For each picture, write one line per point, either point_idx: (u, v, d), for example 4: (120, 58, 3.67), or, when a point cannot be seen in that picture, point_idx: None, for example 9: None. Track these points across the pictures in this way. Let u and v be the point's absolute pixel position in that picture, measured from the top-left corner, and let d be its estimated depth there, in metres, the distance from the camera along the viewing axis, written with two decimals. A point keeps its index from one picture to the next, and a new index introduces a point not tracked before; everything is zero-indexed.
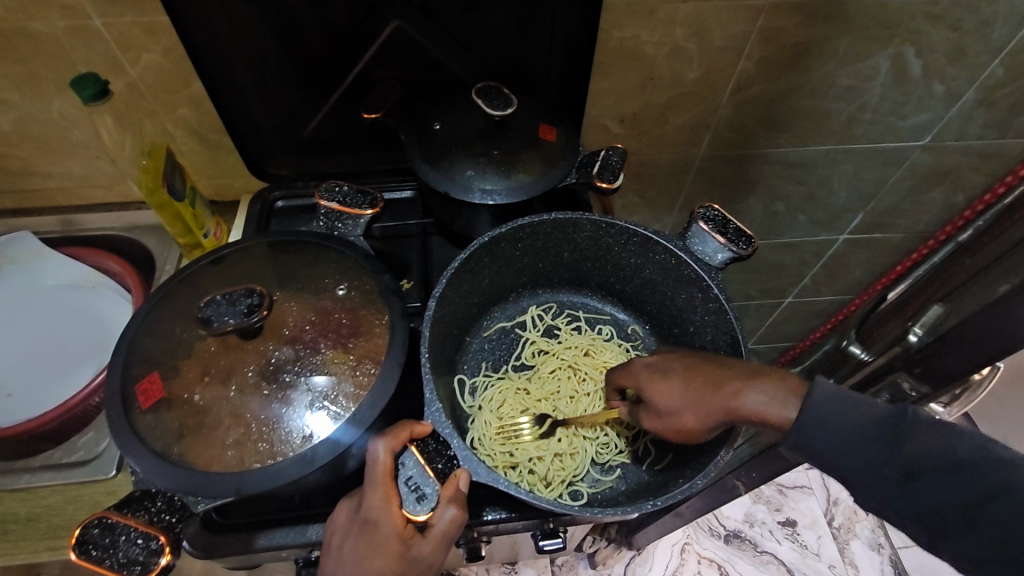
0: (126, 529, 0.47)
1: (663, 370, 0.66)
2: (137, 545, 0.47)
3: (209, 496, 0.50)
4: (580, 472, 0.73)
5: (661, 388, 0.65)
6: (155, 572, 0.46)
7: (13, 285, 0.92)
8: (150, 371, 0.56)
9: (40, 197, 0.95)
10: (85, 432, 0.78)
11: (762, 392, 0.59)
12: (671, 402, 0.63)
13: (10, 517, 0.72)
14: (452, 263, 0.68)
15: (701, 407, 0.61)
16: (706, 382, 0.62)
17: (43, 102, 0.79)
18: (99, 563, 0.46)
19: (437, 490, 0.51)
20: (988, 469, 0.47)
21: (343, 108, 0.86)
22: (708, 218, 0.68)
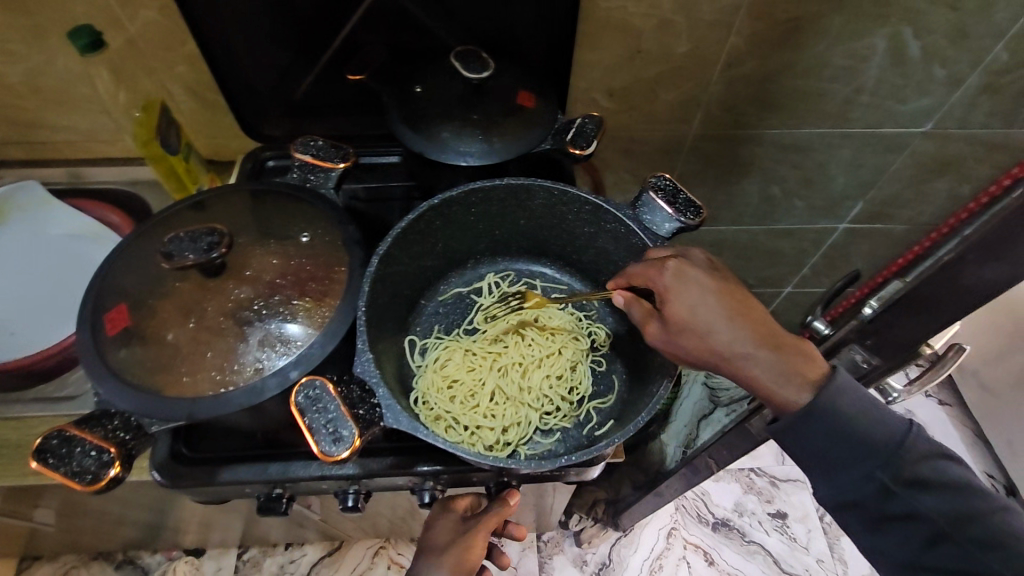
0: (82, 441, 0.51)
1: (687, 288, 0.61)
2: (90, 457, 0.51)
3: (162, 419, 0.53)
4: (513, 436, 0.68)
5: (682, 303, 0.60)
6: (102, 483, 0.50)
7: (20, 231, 0.97)
8: (119, 303, 0.59)
9: (48, 149, 1.00)
10: (77, 370, 0.83)
11: (773, 364, 0.58)
12: (689, 319, 0.60)
13: (4, 443, 0.77)
14: (399, 223, 0.64)
15: (715, 348, 0.59)
16: (732, 325, 0.60)
17: (47, 55, 0.83)
18: (54, 470, 0.50)
19: (353, 434, 0.51)
20: (932, 517, 0.56)
21: (333, 72, 0.88)
22: (658, 187, 0.65)
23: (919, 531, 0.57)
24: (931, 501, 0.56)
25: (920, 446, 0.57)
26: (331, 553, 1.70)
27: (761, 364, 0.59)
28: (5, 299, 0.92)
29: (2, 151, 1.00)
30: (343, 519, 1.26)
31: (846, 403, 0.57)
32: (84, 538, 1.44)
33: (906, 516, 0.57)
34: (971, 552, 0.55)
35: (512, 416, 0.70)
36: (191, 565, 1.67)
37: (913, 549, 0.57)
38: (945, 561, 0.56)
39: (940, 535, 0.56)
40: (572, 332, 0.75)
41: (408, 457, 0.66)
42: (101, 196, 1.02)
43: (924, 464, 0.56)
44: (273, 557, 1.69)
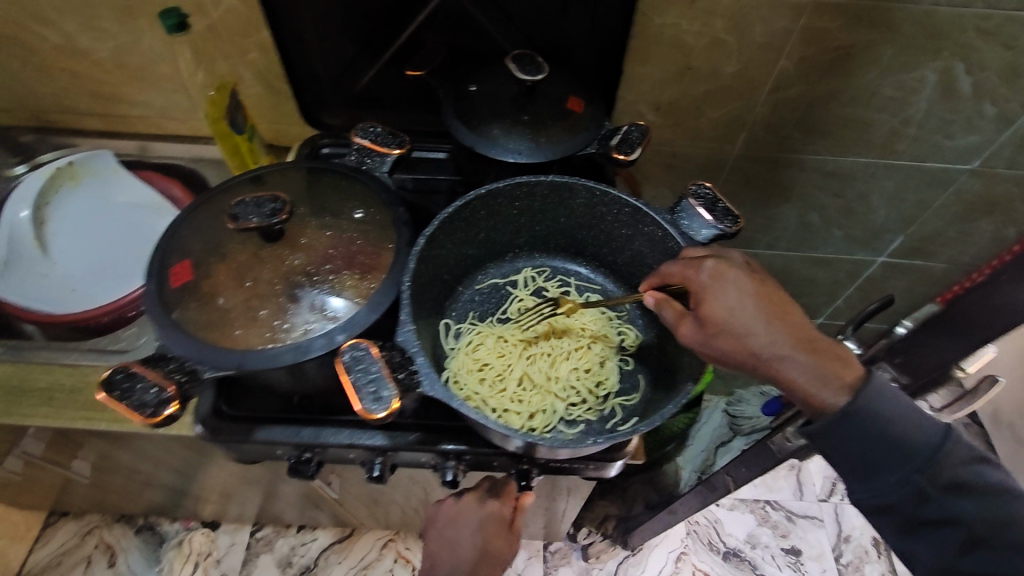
0: (143, 379, 0.55)
1: (725, 289, 0.62)
2: (150, 393, 0.54)
3: (214, 367, 0.57)
4: (538, 424, 0.69)
5: (719, 303, 0.62)
6: (161, 419, 0.53)
7: (90, 195, 1.04)
8: (183, 259, 0.63)
9: (125, 123, 1.09)
10: (129, 327, 0.89)
11: (810, 366, 0.59)
12: (724, 319, 0.61)
13: (58, 386, 0.82)
14: (446, 209, 0.68)
15: (751, 348, 0.60)
16: (769, 326, 0.60)
17: (135, 35, 0.93)
18: (118, 402, 0.54)
19: (393, 395, 0.53)
20: (972, 523, 0.55)
21: (393, 68, 0.93)
22: (698, 196, 0.67)
23: (956, 537, 0.56)
24: (970, 506, 0.55)
25: (961, 452, 0.56)
26: (342, 540, 1.73)
27: (798, 366, 0.59)
28: (69, 254, 0.99)
29: (84, 121, 1.09)
30: (358, 504, 1.29)
31: (882, 405, 0.57)
32: (110, 497, 1.50)
33: (943, 521, 0.56)
34: (1009, 559, 0.53)
35: (540, 405, 0.71)
36: (206, 537, 1.72)
37: (949, 556, 0.56)
38: (982, 567, 0.55)
39: (974, 541, 0.55)
40: (602, 330, 0.77)
41: (433, 435, 0.68)
42: (166, 170, 1.11)
43: (962, 469, 0.56)
44: (285, 538, 1.73)
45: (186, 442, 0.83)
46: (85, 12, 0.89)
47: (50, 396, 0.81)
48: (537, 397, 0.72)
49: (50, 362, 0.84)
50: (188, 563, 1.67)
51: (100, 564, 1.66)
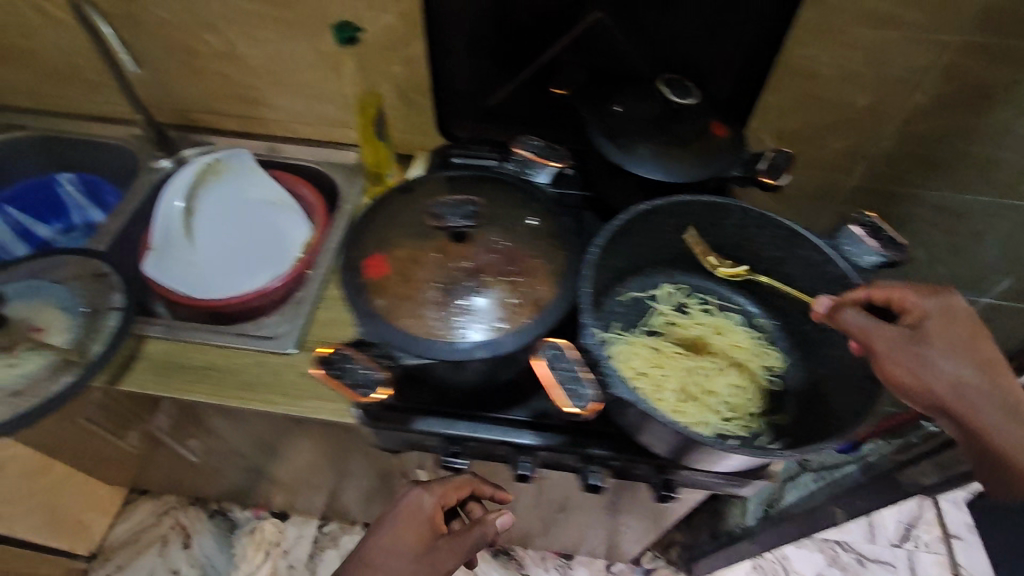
0: (357, 362, 0.66)
1: (949, 322, 0.64)
2: (363, 375, 0.66)
3: (413, 353, 0.62)
4: (706, 434, 0.67)
5: (944, 331, 0.63)
6: (374, 397, 0.64)
7: (227, 190, 1.10)
8: (375, 252, 0.68)
9: (260, 125, 1.17)
10: (272, 316, 0.93)
11: (1014, 419, 0.61)
12: (944, 345, 0.62)
13: (202, 365, 0.86)
14: (613, 222, 0.72)
15: (970, 381, 0.61)
16: (983, 370, 0.62)
17: (290, 45, 1.00)
18: (337, 381, 0.65)
19: (590, 393, 0.64)
20: None
21: (527, 86, 0.96)
22: (864, 223, 0.71)
23: None
24: None
25: None
26: None
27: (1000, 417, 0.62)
28: (210, 244, 1.06)
29: (222, 122, 1.17)
30: None
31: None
32: (196, 479, 1.57)
33: None
34: None
35: (699, 417, 0.70)
36: (276, 527, 1.76)
37: None
38: None
39: None
40: (748, 350, 0.77)
41: (580, 439, 0.71)
42: (294, 170, 1.17)
43: None
44: (350, 534, 1.76)
45: (316, 429, 0.87)
46: (249, 22, 0.97)
47: (203, 375, 0.85)
48: (695, 410, 0.70)
49: (205, 344, 0.87)
50: (259, 551, 1.72)
51: (175, 544, 1.72)
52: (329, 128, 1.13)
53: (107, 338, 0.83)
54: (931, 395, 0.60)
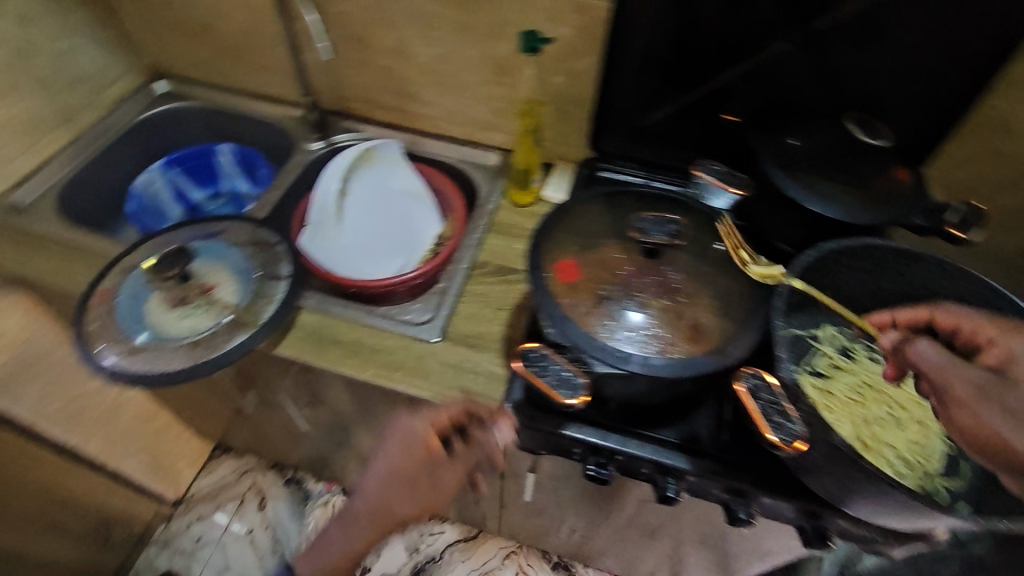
0: (557, 362, 0.69)
1: None
2: (562, 375, 0.68)
3: (603, 360, 0.64)
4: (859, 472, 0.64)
5: None
6: (576, 400, 0.66)
7: (373, 179, 1.16)
8: (564, 257, 0.74)
9: (411, 119, 1.23)
10: (415, 302, 0.99)
11: None
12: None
13: (349, 339, 0.90)
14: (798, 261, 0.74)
15: None
16: None
17: (461, 47, 1.05)
18: (540, 377, 0.68)
19: (801, 428, 0.63)
20: None
21: (690, 109, 0.96)
22: None
23: None
24: None
25: None
26: (467, 540, 1.76)
27: None
28: (353, 227, 1.12)
29: (376, 112, 1.24)
30: (524, 509, 1.32)
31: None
32: (284, 446, 1.63)
33: None
34: None
35: (881, 462, 0.69)
36: None
37: None
38: None
39: None
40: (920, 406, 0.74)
41: (733, 471, 0.69)
42: (436, 166, 1.22)
43: None
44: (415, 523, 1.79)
45: (448, 415, 0.89)
46: (429, 21, 1.03)
47: (353, 349, 0.89)
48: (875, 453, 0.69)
49: (354, 322, 0.92)
50: None
51: (252, 504, 1.79)
52: (477, 129, 1.19)
53: (274, 303, 0.89)
54: (1004, 440, 0.51)
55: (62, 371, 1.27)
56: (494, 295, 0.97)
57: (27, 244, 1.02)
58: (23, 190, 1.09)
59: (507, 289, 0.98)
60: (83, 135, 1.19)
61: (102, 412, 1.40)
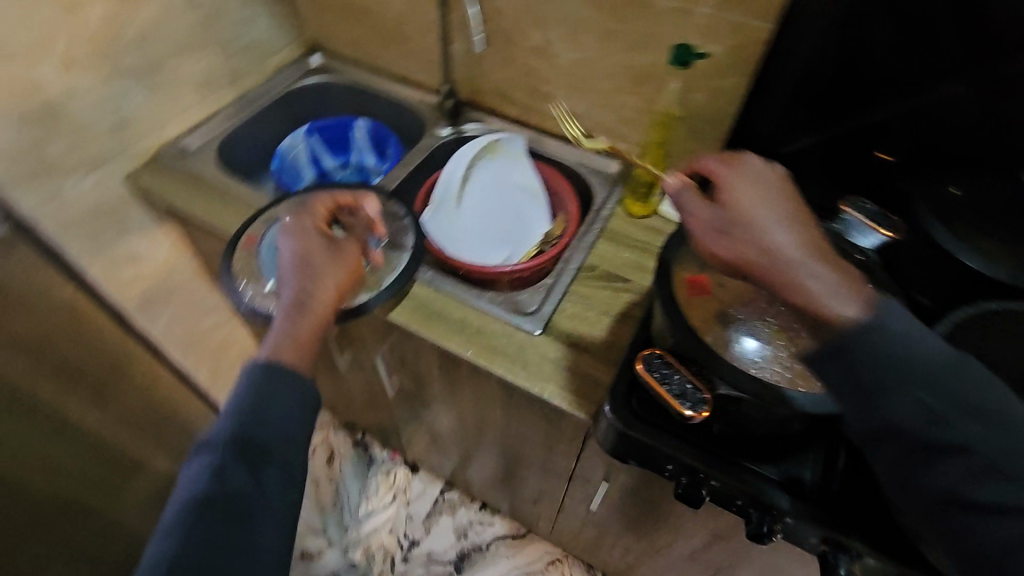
0: (682, 375, 0.72)
1: (752, 183, 0.63)
2: (687, 386, 0.71)
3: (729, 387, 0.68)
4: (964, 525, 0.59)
5: (733, 183, 0.64)
6: (702, 412, 0.69)
7: (494, 169, 1.20)
8: (694, 270, 0.76)
9: (538, 118, 1.26)
10: (522, 292, 1.00)
11: (830, 277, 0.56)
12: (747, 214, 0.61)
13: (457, 318, 0.95)
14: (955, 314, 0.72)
15: (773, 242, 0.58)
16: (769, 227, 0.59)
17: (603, 54, 1.07)
18: (660, 384, 0.72)
19: None
20: None
21: (836, 142, 0.93)
22: None
23: None
24: None
25: None
26: (516, 537, 1.77)
27: (818, 275, 0.56)
28: (467, 212, 1.16)
29: (506, 107, 1.29)
30: (584, 517, 1.31)
31: (889, 322, 0.55)
32: (360, 409, 1.72)
33: None
34: None
35: None
36: (405, 475, 1.87)
37: None
38: None
39: None
40: None
41: (837, 521, 0.67)
42: (555, 166, 1.25)
43: None
44: (468, 509, 1.82)
45: (539, 404, 0.91)
46: (577, 25, 1.06)
47: (458, 327, 0.94)
48: None
49: (463, 302, 0.97)
50: (388, 491, 1.84)
51: (321, 458, 1.90)
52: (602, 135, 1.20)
53: (396, 271, 0.94)
54: (796, 287, 0.56)
55: (188, 302, 1.40)
56: (599, 301, 0.98)
57: (187, 185, 1.14)
58: (191, 136, 1.21)
59: (613, 297, 0.99)
60: (245, 95, 1.31)
61: (214, 345, 1.54)
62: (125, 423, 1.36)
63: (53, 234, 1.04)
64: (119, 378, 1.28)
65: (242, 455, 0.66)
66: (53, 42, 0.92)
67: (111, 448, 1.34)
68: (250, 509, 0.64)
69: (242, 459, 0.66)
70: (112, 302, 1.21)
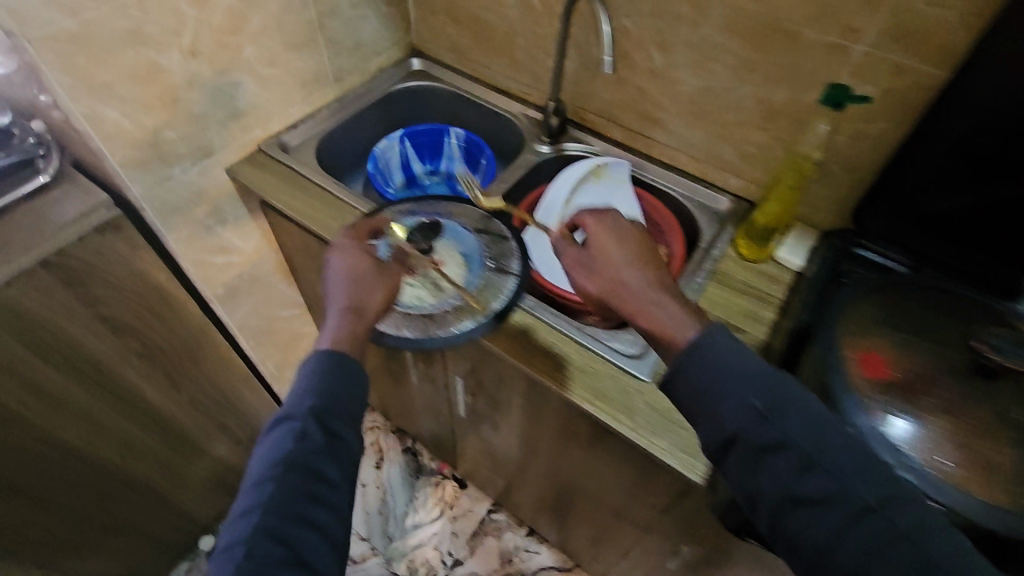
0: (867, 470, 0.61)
1: (603, 230, 0.82)
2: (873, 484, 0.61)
3: None
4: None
5: (596, 236, 0.82)
6: None
7: (595, 192, 1.15)
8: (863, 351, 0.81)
9: (645, 144, 1.20)
10: (624, 331, 0.93)
11: (667, 307, 0.74)
12: (599, 247, 0.81)
13: (559, 355, 0.89)
14: None
15: (614, 278, 0.78)
16: (621, 272, 0.78)
17: (735, 84, 1.00)
18: None
19: None
20: None
21: (1001, 207, 0.82)
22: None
23: None
24: None
25: None
26: (562, 569, 1.71)
27: (666, 311, 0.74)
28: (565, 235, 1.11)
29: (611, 130, 1.23)
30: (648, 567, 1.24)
31: (713, 347, 0.70)
32: (418, 419, 1.69)
33: None
34: None
35: None
36: (453, 490, 1.84)
37: None
38: None
39: None
40: None
41: None
42: (659, 196, 1.19)
43: None
44: (514, 533, 1.77)
45: (638, 454, 0.85)
46: (710, 53, 0.99)
47: (560, 364, 0.88)
48: None
49: (566, 338, 0.91)
50: (436, 506, 1.81)
51: (370, 462, 1.88)
52: (715, 169, 1.14)
53: (502, 297, 0.91)
54: (643, 319, 0.75)
55: (266, 295, 1.39)
56: None
57: (286, 179, 1.11)
58: (292, 133, 1.19)
59: None
60: (346, 94, 1.29)
61: (285, 339, 1.54)
62: (194, 409, 1.35)
63: (155, 220, 1.03)
64: (195, 364, 1.28)
65: (321, 429, 0.70)
66: (181, 32, 0.90)
67: (178, 432, 1.34)
68: (326, 478, 0.69)
69: (322, 432, 0.70)
70: (199, 289, 1.21)
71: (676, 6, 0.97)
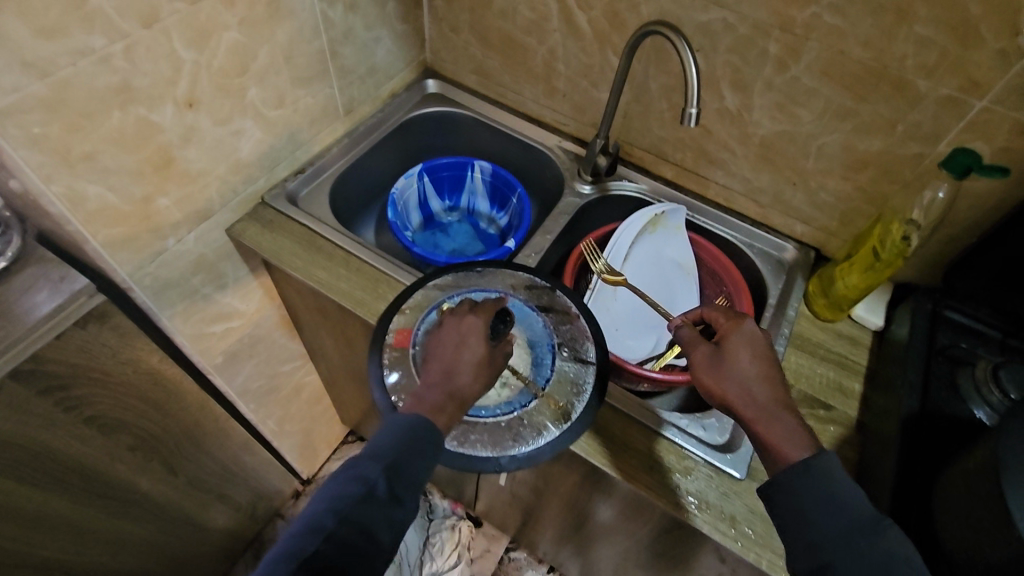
0: None
1: (741, 338, 0.73)
2: None
3: None
4: None
5: (735, 344, 0.72)
6: None
7: (650, 244, 1.04)
8: None
9: (699, 183, 1.08)
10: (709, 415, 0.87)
11: (787, 427, 0.66)
12: (733, 354, 0.72)
13: (646, 453, 0.82)
14: None
15: (744, 389, 0.69)
16: (752, 384, 0.69)
17: (819, 131, 0.89)
18: None
19: None
20: None
21: None
22: None
23: None
24: None
25: None
26: None
27: (786, 432, 0.65)
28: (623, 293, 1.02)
29: (660, 166, 1.10)
30: None
31: (818, 474, 0.62)
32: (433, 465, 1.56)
33: None
34: None
35: None
36: (469, 531, 1.74)
37: None
38: None
39: None
40: None
41: None
42: (715, 241, 1.08)
43: None
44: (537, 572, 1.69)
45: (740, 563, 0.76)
46: (793, 96, 0.87)
47: (650, 465, 0.81)
48: None
49: (650, 431, 0.83)
50: (453, 550, 1.69)
51: None
52: (781, 213, 1.03)
53: (585, 397, 0.78)
54: (758, 428, 0.66)
55: (270, 353, 1.22)
56: None
57: (304, 241, 0.95)
58: (298, 179, 1.01)
59: (816, 428, 0.85)
60: (357, 126, 1.11)
61: (286, 394, 1.37)
62: (193, 488, 1.18)
63: (148, 301, 0.86)
64: (194, 444, 1.11)
65: (389, 488, 0.61)
66: (178, 81, 0.74)
67: (178, 516, 1.18)
68: (377, 541, 0.59)
69: (388, 492, 0.61)
70: (197, 361, 1.03)
71: (763, 42, 0.84)
